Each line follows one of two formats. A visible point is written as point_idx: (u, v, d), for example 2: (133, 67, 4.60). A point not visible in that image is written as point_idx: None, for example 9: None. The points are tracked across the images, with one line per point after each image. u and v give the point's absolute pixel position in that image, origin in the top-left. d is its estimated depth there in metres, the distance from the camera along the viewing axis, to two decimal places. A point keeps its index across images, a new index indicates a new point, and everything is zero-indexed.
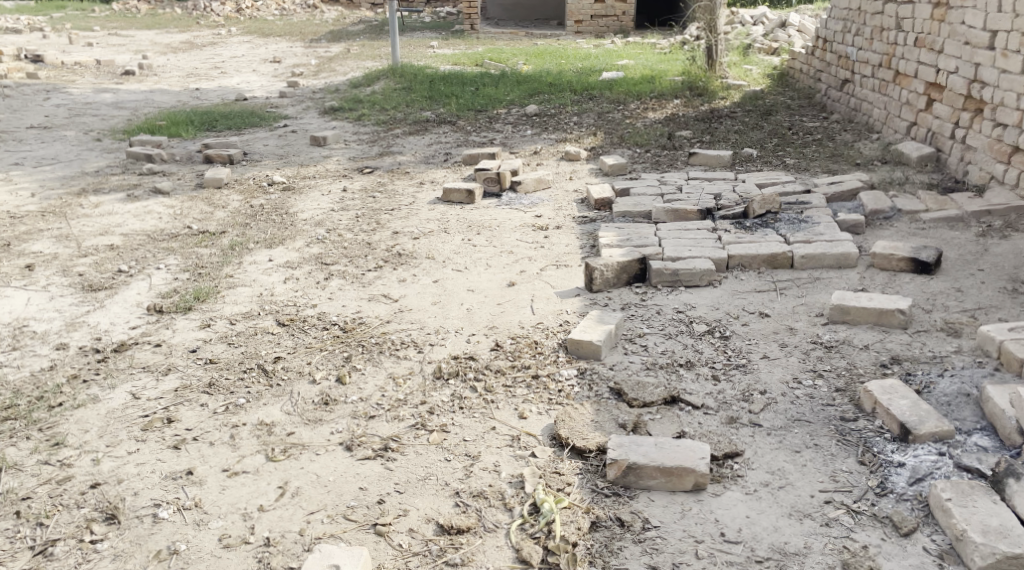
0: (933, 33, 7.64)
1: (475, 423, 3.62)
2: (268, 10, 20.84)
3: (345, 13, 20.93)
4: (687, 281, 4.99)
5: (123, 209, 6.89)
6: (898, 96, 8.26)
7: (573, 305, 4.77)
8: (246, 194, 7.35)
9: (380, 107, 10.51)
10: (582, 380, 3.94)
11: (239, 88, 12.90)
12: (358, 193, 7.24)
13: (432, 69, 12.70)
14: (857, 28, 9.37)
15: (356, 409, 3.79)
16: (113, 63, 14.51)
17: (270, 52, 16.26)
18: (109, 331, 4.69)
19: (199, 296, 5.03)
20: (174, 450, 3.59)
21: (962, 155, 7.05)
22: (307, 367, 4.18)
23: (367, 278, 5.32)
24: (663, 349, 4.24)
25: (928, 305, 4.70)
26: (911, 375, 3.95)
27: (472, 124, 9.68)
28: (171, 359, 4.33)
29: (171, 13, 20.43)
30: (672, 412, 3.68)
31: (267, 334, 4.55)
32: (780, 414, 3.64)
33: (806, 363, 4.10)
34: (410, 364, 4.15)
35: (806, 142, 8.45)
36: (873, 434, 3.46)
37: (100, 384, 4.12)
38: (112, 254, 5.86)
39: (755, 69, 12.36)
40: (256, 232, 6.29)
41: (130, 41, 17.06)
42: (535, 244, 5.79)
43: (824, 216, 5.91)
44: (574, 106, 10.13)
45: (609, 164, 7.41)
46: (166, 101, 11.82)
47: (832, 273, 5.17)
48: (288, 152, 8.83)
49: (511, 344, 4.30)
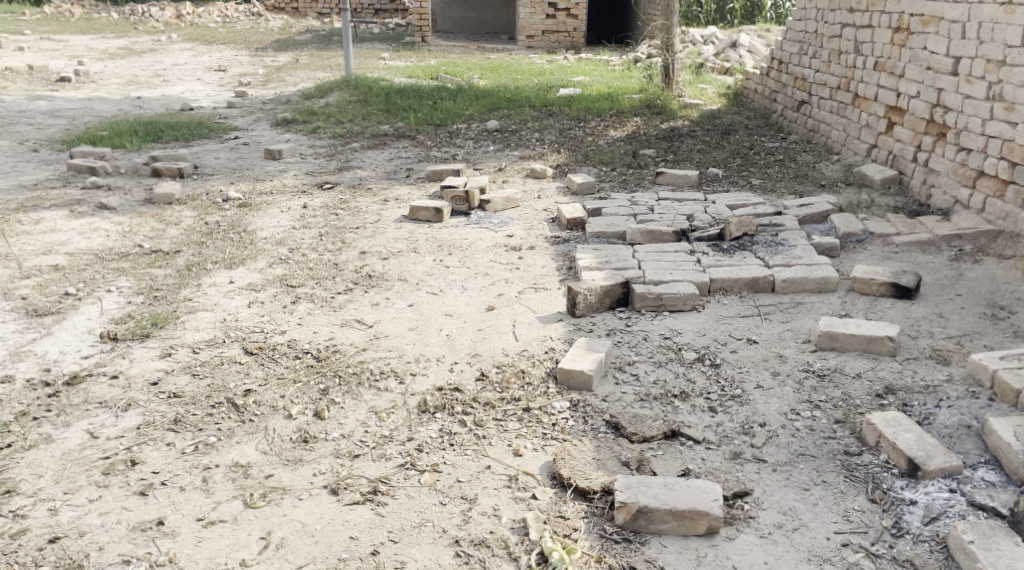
0: (893, 57, 7.71)
1: (468, 462, 3.45)
2: (210, 17, 20.29)
3: (290, 21, 20.51)
4: (670, 305, 4.86)
5: (67, 226, 6.52)
6: (858, 118, 8.31)
7: (557, 331, 4.61)
8: (199, 210, 7.04)
9: (335, 120, 10.24)
10: (575, 414, 3.78)
11: (184, 97, 12.48)
12: (320, 210, 6.99)
13: (386, 81, 12.45)
14: (814, 51, 9.44)
15: (338, 448, 3.59)
16: (47, 69, 13.92)
17: (214, 60, 15.82)
18: (59, 362, 4.37)
19: (157, 322, 4.75)
20: (141, 496, 3.35)
21: (925, 179, 7.10)
22: (281, 401, 3.95)
23: (337, 301, 5.08)
24: (655, 379, 4.10)
25: (914, 332, 4.66)
26: (908, 406, 3.88)
27: (432, 139, 9.48)
28: (130, 393, 4.05)
29: (108, 18, 19.74)
30: (673, 447, 3.55)
31: (235, 364, 4.30)
32: (783, 448, 3.54)
33: (802, 394, 3.99)
34: (392, 397, 3.94)
35: (768, 162, 8.45)
36: (880, 469, 3.38)
37: (52, 422, 3.86)
38: (58, 275, 5.52)
39: (710, 88, 12.39)
40: (213, 252, 6.00)
41: (64, 46, 16.44)
42: (510, 265, 5.62)
43: (799, 238, 5.86)
44: (534, 122, 10.00)
45: (578, 183, 7.28)
46: (107, 110, 11.36)
47: (814, 298, 5.11)
48: (241, 166, 8.51)
49: (497, 373, 4.11)
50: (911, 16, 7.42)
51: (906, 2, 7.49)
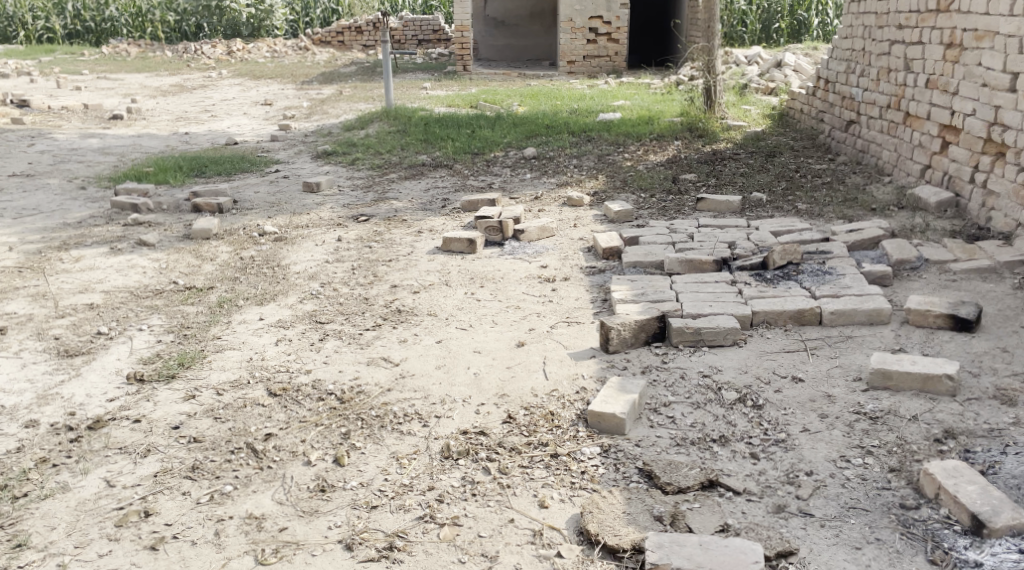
0: (946, 74, 7.40)
1: (490, 515, 3.28)
2: (260, 52, 20.54)
3: (337, 54, 20.70)
4: (710, 341, 4.61)
5: (105, 264, 6.50)
6: (909, 138, 7.99)
7: (589, 368, 4.40)
8: (235, 245, 6.98)
9: (374, 151, 10.19)
10: (606, 460, 3.58)
11: (229, 132, 12.59)
12: (354, 242, 6.89)
13: (426, 111, 12.41)
14: (862, 69, 9.15)
15: (356, 498, 3.42)
16: (100, 108, 14.17)
17: (261, 95, 15.97)
18: (84, 405, 4.28)
19: (183, 362, 4.65)
20: (152, 551, 3.25)
21: (983, 201, 6.76)
22: (301, 447, 3.81)
23: (365, 338, 4.94)
24: (692, 422, 3.88)
25: (975, 367, 4.37)
26: (970, 454, 3.62)
27: (470, 168, 9.37)
28: (151, 438, 3.94)
29: (162, 56, 20.06)
30: (711, 498, 3.32)
31: (257, 407, 4.16)
32: (832, 501, 3.29)
33: (852, 439, 3.73)
34: (415, 442, 3.77)
35: (815, 185, 8.15)
36: (941, 525, 3.15)
37: (71, 469, 3.76)
38: (92, 314, 5.47)
39: (754, 109, 12.11)
40: (246, 287, 5.92)
41: (119, 84, 16.77)
42: (542, 297, 5.44)
43: (848, 266, 5.58)
44: (573, 149, 9.83)
45: (615, 211, 7.08)
46: (154, 146, 11.50)
47: (864, 331, 4.83)
48: (281, 199, 8.47)
49: (525, 416, 3.93)
50: (964, 31, 7.13)
51: (958, 17, 7.21)
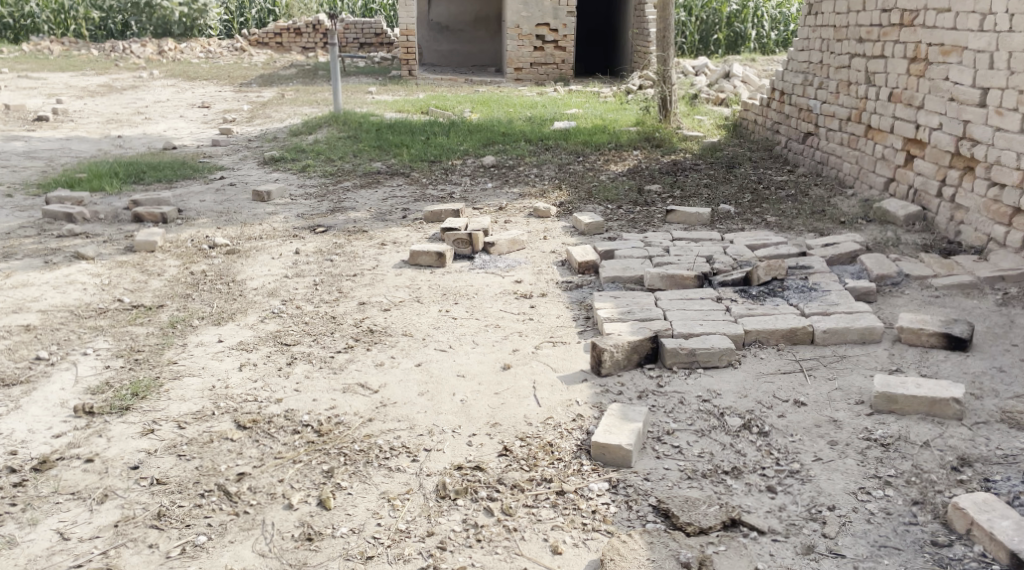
0: (910, 88, 7.36)
1: (500, 564, 3.05)
2: (193, 52, 19.84)
3: (274, 56, 20.12)
4: (704, 362, 4.40)
5: (41, 279, 6.02)
6: (872, 151, 7.95)
7: (583, 394, 4.15)
8: (184, 258, 6.55)
9: (325, 158, 9.80)
10: (616, 498, 3.35)
11: (166, 136, 12.03)
12: (313, 255, 6.52)
13: (376, 116, 12.04)
14: (820, 81, 9.11)
15: (349, 547, 3.14)
16: (24, 109, 13.40)
17: (197, 97, 15.37)
18: (26, 443, 3.85)
19: (137, 392, 4.23)
20: None
21: (951, 215, 6.73)
22: (280, 488, 3.47)
23: (337, 362, 4.60)
24: (699, 451, 3.66)
25: (976, 389, 4.24)
26: (990, 483, 3.48)
27: (427, 176, 9.06)
28: (107, 480, 3.55)
29: (87, 54, 19.17)
30: (735, 540, 3.13)
31: (226, 443, 3.79)
32: (861, 539, 3.13)
33: (868, 467, 3.57)
34: (406, 480, 3.48)
35: (781, 197, 8.06)
36: (978, 564, 3.00)
37: (17, 519, 3.36)
38: (29, 337, 5.00)
39: (707, 119, 12.03)
40: (199, 305, 5.51)
41: (42, 84, 15.97)
42: (522, 315, 5.17)
43: (832, 282, 5.44)
44: (532, 157, 9.59)
45: (585, 223, 6.85)
46: (86, 150, 10.88)
47: (858, 350, 4.69)
48: (229, 209, 8.04)
49: (522, 448, 3.66)
50: (929, 46, 7.10)
51: (923, 31, 7.18)
